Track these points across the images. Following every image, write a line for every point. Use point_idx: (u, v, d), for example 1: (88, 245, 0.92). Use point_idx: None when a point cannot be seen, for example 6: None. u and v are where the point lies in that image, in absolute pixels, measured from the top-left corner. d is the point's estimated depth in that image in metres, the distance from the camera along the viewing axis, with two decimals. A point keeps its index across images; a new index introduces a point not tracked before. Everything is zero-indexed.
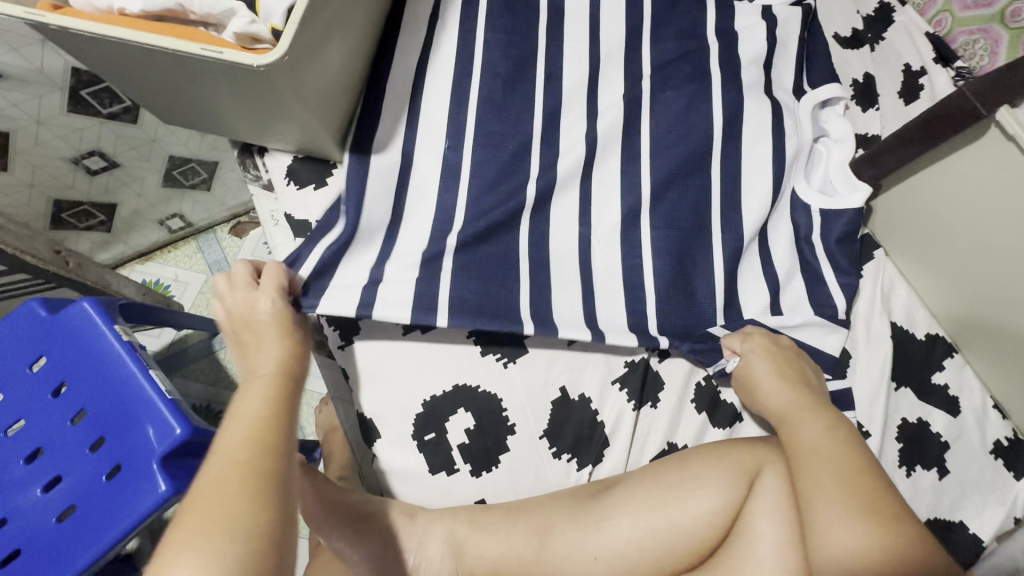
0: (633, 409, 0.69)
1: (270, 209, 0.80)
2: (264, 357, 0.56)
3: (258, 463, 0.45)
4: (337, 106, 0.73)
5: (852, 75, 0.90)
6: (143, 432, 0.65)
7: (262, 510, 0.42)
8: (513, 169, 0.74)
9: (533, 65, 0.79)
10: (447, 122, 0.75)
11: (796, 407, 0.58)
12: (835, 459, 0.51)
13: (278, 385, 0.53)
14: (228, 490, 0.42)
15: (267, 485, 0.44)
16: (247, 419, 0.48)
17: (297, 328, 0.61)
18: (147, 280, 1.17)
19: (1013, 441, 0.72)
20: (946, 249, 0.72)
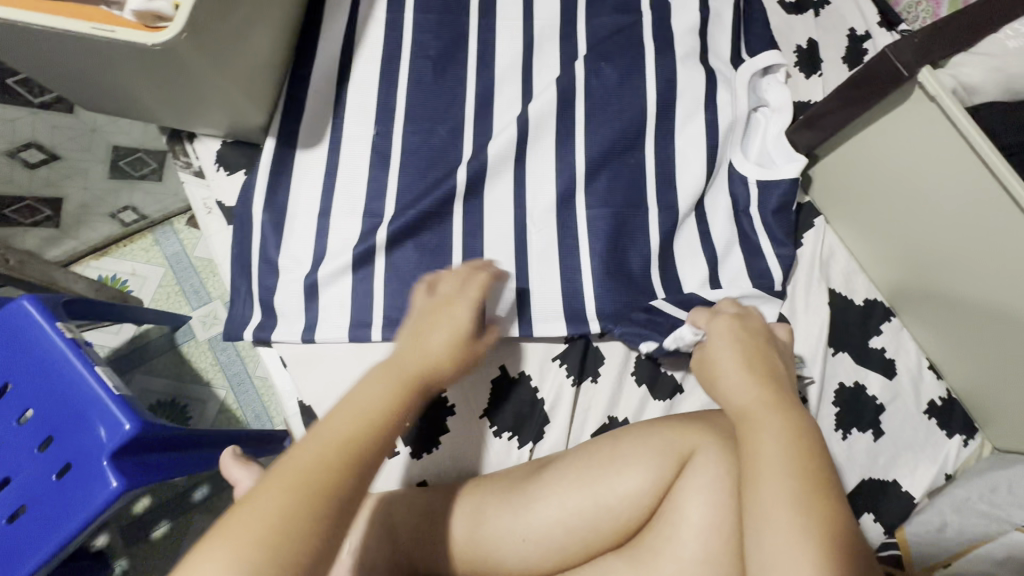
0: (572, 384, 0.69)
1: (202, 196, 0.77)
2: (420, 356, 0.48)
3: (334, 482, 0.37)
4: (260, 86, 0.70)
5: (796, 41, 0.88)
6: (90, 430, 0.65)
7: (304, 548, 0.34)
8: (445, 153, 0.76)
9: (465, 46, 0.81)
10: (376, 106, 0.77)
11: (760, 407, 0.48)
12: (789, 478, 0.42)
13: (405, 387, 0.45)
14: (289, 499, 0.35)
15: (325, 519, 0.36)
16: (355, 419, 0.41)
17: (466, 355, 0.52)
18: (102, 276, 1.11)
19: (945, 400, 0.74)
20: (884, 213, 0.72)
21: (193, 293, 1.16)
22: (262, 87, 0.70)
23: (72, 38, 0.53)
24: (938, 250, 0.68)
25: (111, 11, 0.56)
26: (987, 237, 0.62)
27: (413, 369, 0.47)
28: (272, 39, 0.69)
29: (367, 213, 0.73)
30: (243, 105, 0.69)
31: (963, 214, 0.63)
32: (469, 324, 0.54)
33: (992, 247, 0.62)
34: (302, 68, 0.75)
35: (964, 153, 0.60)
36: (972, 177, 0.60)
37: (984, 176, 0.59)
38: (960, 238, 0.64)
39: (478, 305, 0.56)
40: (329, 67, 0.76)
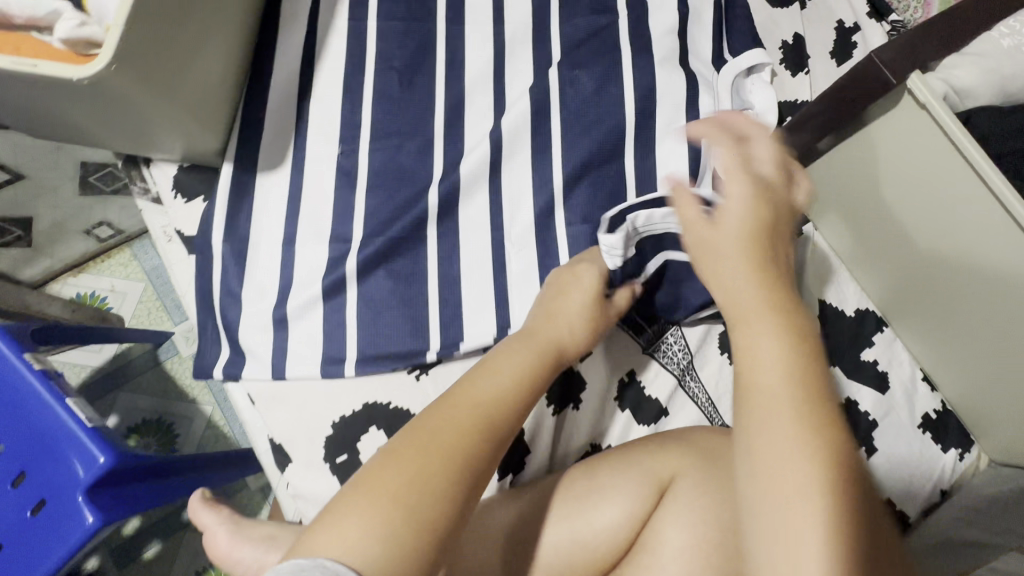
0: (553, 413, 0.66)
1: (162, 223, 0.73)
2: (557, 328, 0.58)
3: (481, 433, 0.45)
4: (211, 109, 0.66)
5: (781, 37, 0.84)
6: (64, 464, 0.62)
7: (454, 492, 0.41)
8: (415, 170, 0.72)
9: (433, 55, 0.77)
10: (340, 123, 0.73)
11: (760, 309, 0.39)
12: (791, 404, 0.36)
13: (541, 358, 0.54)
14: (443, 451, 0.43)
15: (471, 466, 0.43)
16: (498, 384, 0.49)
17: (598, 323, 0.61)
18: (81, 294, 1.08)
19: (941, 413, 0.71)
20: (870, 224, 0.69)
21: (175, 308, 1.12)
22: (214, 111, 0.66)
23: None
24: (927, 264, 0.65)
25: (39, 38, 0.52)
26: (975, 254, 0.59)
27: (550, 339, 0.56)
28: (223, 60, 0.65)
29: (334, 237, 0.69)
30: (194, 131, 0.65)
31: (953, 226, 0.60)
32: (599, 295, 0.61)
33: (981, 264, 0.59)
34: (259, 85, 0.71)
35: (952, 166, 0.56)
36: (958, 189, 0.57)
37: (973, 191, 0.56)
38: (952, 250, 0.61)
39: (604, 273, 0.63)
40: (289, 84, 0.72)
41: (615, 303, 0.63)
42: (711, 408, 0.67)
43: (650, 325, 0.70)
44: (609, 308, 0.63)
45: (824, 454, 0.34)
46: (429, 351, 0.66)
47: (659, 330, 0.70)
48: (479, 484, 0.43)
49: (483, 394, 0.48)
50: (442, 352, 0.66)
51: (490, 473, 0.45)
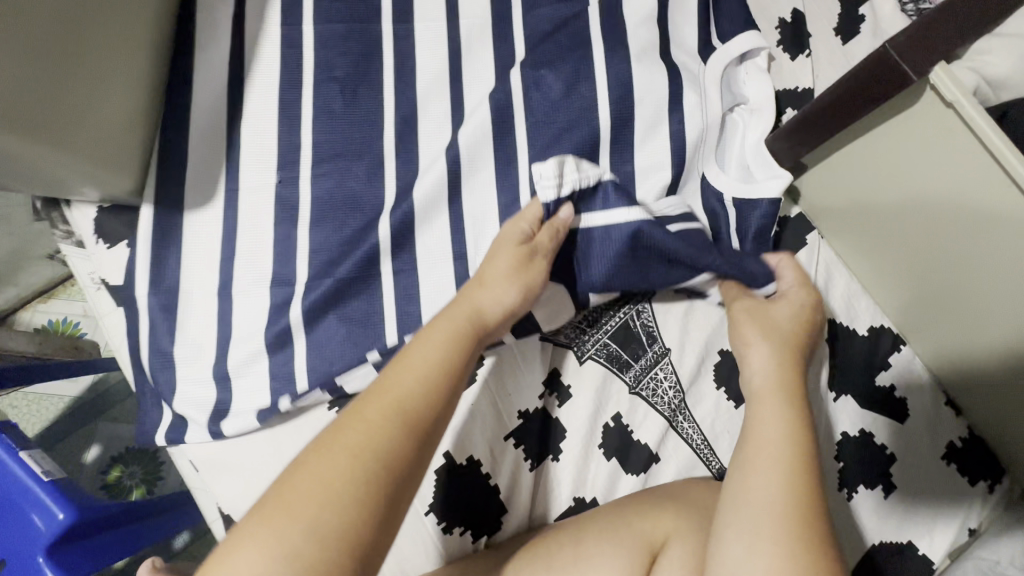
0: (531, 468, 0.59)
1: (88, 270, 0.65)
2: (477, 295, 0.52)
3: (382, 445, 0.41)
4: (115, 147, 0.58)
5: (778, 14, 0.74)
6: (23, 521, 0.59)
7: (352, 517, 0.38)
8: (364, 196, 0.64)
9: (379, 61, 0.68)
10: (277, 147, 0.64)
11: (779, 391, 0.53)
12: (781, 477, 0.48)
13: (457, 339, 0.49)
14: (341, 470, 0.40)
15: (371, 484, 0.40)
16: (409, 383, 0.45)
17: (529, 282, 0.53)
18: (53, 321, 0.98)
19: (966, 442, 0.64)
20: (860, 233, 0.63)
21: None
22: (122, 149, 0.59)
23: None
24: (946, 277, 0.57)
25: None
26: (1005, 268, 0.51)
27: (468, 314, 0.50)
28: (123, 89, 0.57)
29: (275, 281, 0.62)
30: (97, 171, 0.57)
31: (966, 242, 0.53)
32: (529, 254, 0.54)
33: (1011, 279, 0.51)
34: (178, 112, 0.62)
35: (977, 172, 0.48)
36: (980, 199, 0.49)
37: (998, 202, 0.48)
38: (970, 269, 0.54)
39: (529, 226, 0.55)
40: (216, 107, 0.64)
41: (539, 243, 0.54)
42: (706, 451, 0.61)
43: (637, 360, 0.62)
44: (539, 255, 0.54)
45: (796, 527, 0.45)
46: (370, 360, 0.60)
47: (649, 365, 0.62)
48: (392, 490, 0.41)
49: (395, 391, 0.44)
50: None
51: (402, 485, 0.41)
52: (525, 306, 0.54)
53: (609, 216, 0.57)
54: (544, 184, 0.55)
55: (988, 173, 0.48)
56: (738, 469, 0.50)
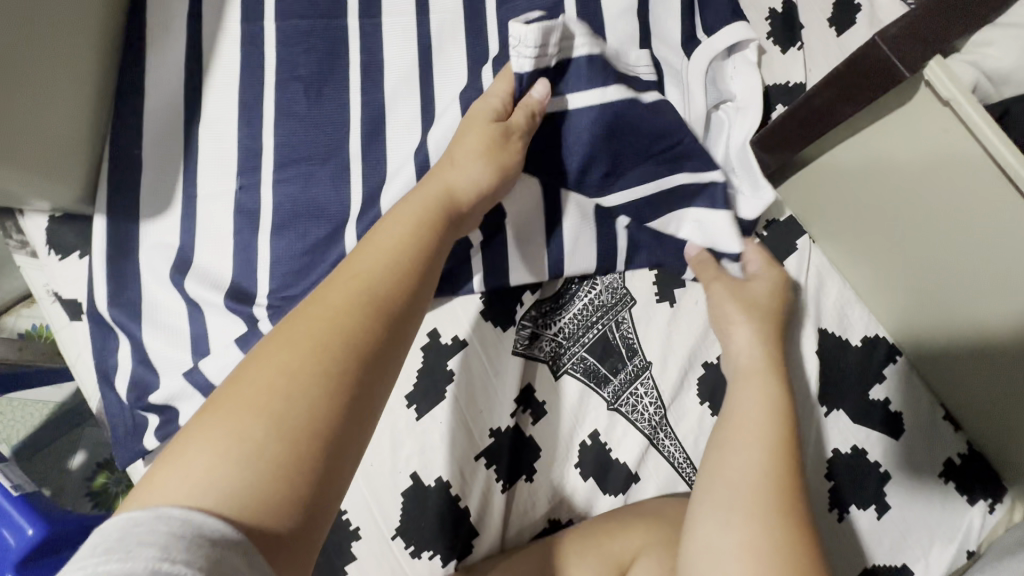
0: (503, 489, 0.56)
1: (41, 281, 0.62)
2: (447, 176, 0.49)
3: (345, 327, 0.39)
4: (57, 154, 0.55)
5: (769, 4, 0.70)
6: None
7: (316, 397, 0.36)
8: (328, 202, 0.60)
9: (345, 59, 0.64)
10: (237, 152, 0.61)
11: (766, 369, 0.53)
12: (755, 451, 0.48)
13: (427, 224, 0.46)
14: (300, 355, 0.38)
15: (334, 367, 0.38)
16: (372, 267, 0.43)
17: (503, 165, 0.51)
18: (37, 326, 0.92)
19: (965, 458, 0.60)
20: (847, 232, 0.59)
21: None
22: (64, 156, 0.56)
23: None
24: (941, 279, 0.53)
25: None
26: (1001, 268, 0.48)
27: (437, 198, 0.48)
28: (63, 93, 0.54)
29: (235, 292, 0.58)
30: (39, 180, 0.55)
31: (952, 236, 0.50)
32: (502, 133, 0.50)
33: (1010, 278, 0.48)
34: (130, 115, 0.59)
35: (967, 166, 0.45)
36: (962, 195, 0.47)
37: (1000, 200, 0.44)
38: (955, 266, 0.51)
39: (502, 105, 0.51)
40: (171, 110, 0.60)
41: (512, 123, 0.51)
42: (688, 469, 0.58)
43: (615, 375, 0.58)
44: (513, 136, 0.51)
45: (775, 501, 0.46)
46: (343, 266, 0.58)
47: (628, 380, 0.58)
48: (358, 371, 0.38)
49: (359, 283, 0.42)
50: None
51: (371, 366, 0.39)
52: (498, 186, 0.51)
53: (584, 97, 0.53)
54: (518, 60, 0.50)
55: (978, 169, 0.44)
56: (714, 448, 0.50)
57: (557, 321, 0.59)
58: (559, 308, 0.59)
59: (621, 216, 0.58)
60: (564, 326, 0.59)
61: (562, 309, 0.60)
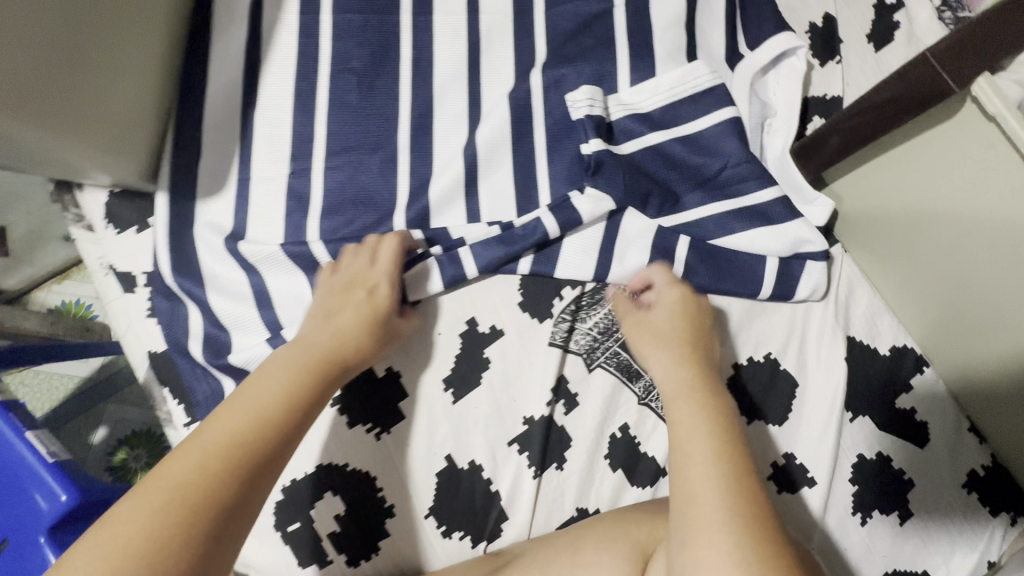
0: (534, 475, 0.57)
1: (96, 255, 0.65)
2: (326, 339, 0.52)
3: (220, 482, 0.39)
4: (127, 131, 0.57)
5: (809, 18, 0.72)
6: (29, 503, 0.58)
7: (181, 554, 0.36)
8: (377, 190, 0.62)
9: (396, 53, 0.66)
10: (291, 138, 0.63)
11: (691, 388, 0.51)
12: (712, 453, 0.45)
13: (311, 379, 0.48)
14: (168, 507, 0.37)
15: (203, 521, 0.37)
16: (253, 410, 0.44)
17: (382, 337, 0.55)
18: (66, 302, 0.96)
19: (989, 469, 0.60)
20: (884, 240, 0.62)
21: None
22: (131, 134, 0.58)
23: None
24: (959, 287, 0.57)
25: None
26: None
27: (325, 357, 0.50)
28: (132, 73, 0.56)
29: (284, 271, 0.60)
30: (105, 156, 0.56)
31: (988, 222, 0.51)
32: (387, 309, 0.56)
33: None
34: (193, 98, 0.62)
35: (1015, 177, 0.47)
36: (994, 179, 0.49)
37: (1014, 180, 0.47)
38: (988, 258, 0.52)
39: (395, 284, 0.57)
40: (229, 95, 0.63)
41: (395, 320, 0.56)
42: None
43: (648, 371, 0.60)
44: (395, 322, 0.56)
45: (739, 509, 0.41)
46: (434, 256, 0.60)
47: None
48: (230, 517, 0.39)
49: (234, 427, 0.42)
50: (414, 393, 0.58)
51: (243, 517, 0.40)
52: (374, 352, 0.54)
53: (635, 143, 0.62)
54: (577, 109, 0.61)
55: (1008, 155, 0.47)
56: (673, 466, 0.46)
57: (591, 316, 0.61)
58: (594, 304, 0.61)
59: (683, 238, 0.61)
60: (597, 321, 0.61)
61: (597, 305, 0.62)
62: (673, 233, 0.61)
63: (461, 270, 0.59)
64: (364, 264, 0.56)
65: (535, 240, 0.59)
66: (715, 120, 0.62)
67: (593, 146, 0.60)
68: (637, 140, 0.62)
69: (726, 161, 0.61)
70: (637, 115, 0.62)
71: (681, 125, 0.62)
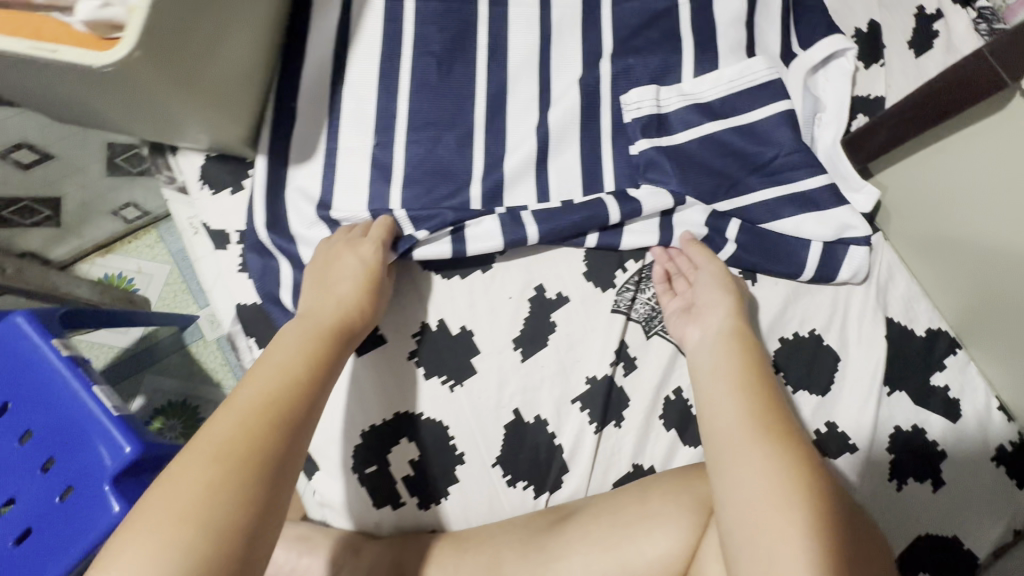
0: (594, 430, 0.62)
1: (189, 216, 0.70)
2: (325, 305, 0.55)
3: (259, 437, 0.43)
4: (239, 97, 0.63)
5: (856, 24, 0.77)
6: (95, 452, 0.60)
7: (240, 500, 0.39)
8: (455, 163, 0.67)
9: (474, 39, 0.71)
10: (376, 113, 0.68)
11: (734, 338, 0.55)
12: (738, 393, 0.50)
13: (323, 341, 0.52)
14: (217, 464, 0.40)
15: (253, 470, 0.41)
16: (276, 371, 0.48)
17: (378, 294, 0.59)
18: (109, 275, 1.01)
19: (1017, 446, 0.64)
20: (926, 228, 0.66)
21: (199, 290, 1.03)
22: (241, 100, 0.63)
23: (25, 61, 0.45)
24: (995, 273, 0.61)
25: (62, 20, 0.46)
26: None
27: (331, 320, 0.54)
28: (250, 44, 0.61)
29: None
30: (217, 117, 0.61)
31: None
32: (378, 267, 0.60)
33: None
34: (291, 71, 0.67)
35: None
36: None
37: None
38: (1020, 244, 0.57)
39: (384, 246, 0.61)
40: (321, 71, 0.68)
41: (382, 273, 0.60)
42: None
43: None
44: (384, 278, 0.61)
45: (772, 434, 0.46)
46: (497, 215, 0.64)
47: None
48: (275, 465, 0.42)
49: (263, 388, 0.46)
50: (487, 351, 0.63)
51: (289, 465, 0.43)
52: (373, 306, 0.58)
53: (691, 132, 0.67)
54: (632, 107, 0.67)
55: None
56: (706, 403, 0.51)
57: (650, 288, 0.66)
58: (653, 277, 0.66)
59: (734, 219, 0.66)
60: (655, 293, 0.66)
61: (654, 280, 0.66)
62: (727, 217, 0.66)
63: (523, 233, 0.63)
64: (353, 236, 0.61)
65: (595, 215, 0.63)
66: (773, 111, 0.66)
67: (640, 146, 0.67)
68: (690, 130, 0.67)
69: (779, 150, 0.66)
70: (699, 103, 0.67)
71: (740, 113, 0.67)
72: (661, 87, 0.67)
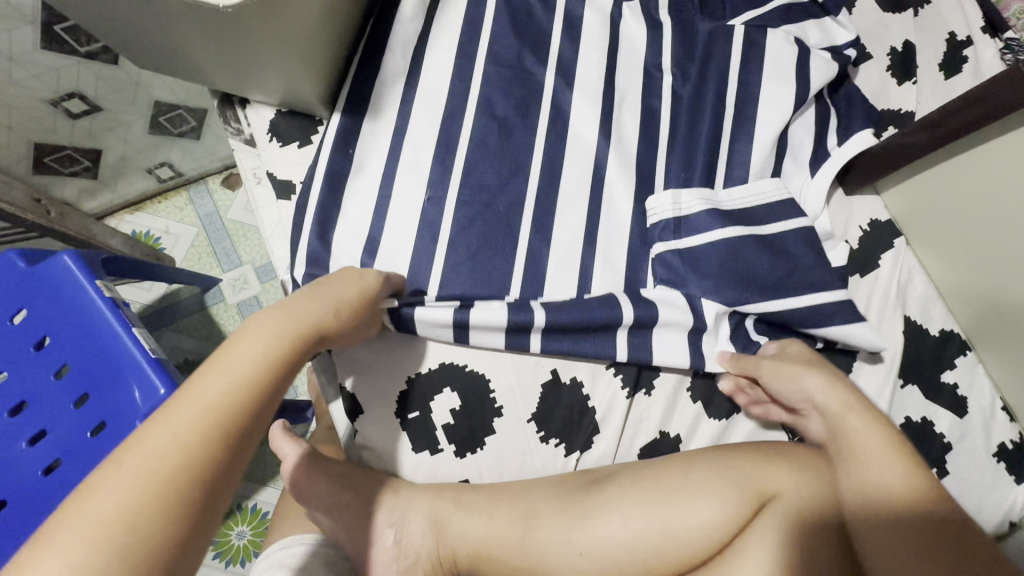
0: (626, 396, 0.66)
1: (252, 165, 0.74)
2: (306, 314, 0.54)
3: (200, 453, 0.41)
4: (323, 61, 0.67)
5: (890, 43, 0.82)
6: (129, 393, 0.62)
7: (161, 521, 0.37)
8: (517, 142, 0.72)
9: (543, 33, 0.77)
10: (448, 90, 0.73)
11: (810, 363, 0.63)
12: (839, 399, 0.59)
13: (288, 351, 0.50)
14: (147, 479, 0.38)
15: (185, 492, 0.39)
16: (232, 378, 0.46)
17: (362, 318, 0.59)
18: (136, 232, 1.04)
19: (1017, 445, 0.69)
20: (948, 234, 0.71)
21: (225, 255, 1.06)
22: (324, 64, 0.68)
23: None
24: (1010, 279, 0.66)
25: None
26: None
27: (306, 332, 0.53)
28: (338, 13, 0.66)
29: (429, 198, 0.69)
30: (302, 79, 0.66)
31: None
32: (373, 294, 0.60)
33: None
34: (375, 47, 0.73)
35: None
36: None
37: None
38: None
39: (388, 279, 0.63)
40: (403, 48, 0.74)
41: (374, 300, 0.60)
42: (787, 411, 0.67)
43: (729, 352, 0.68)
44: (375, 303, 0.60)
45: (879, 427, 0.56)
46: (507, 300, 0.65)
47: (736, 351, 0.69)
48: (210, 487, 0.40)
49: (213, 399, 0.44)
50: None
51: (222, 488, 0.41)
52: (352, 331, 0.58)
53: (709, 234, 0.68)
54: (658, 210, 0.70)
55: None
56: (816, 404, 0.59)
57: None
58: None
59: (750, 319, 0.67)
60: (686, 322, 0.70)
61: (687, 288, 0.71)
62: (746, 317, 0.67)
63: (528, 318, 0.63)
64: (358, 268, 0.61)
65: (609, 315, 0.64)
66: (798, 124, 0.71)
67: (657, 250, 0.69)
68: (706, 233, 0.68)
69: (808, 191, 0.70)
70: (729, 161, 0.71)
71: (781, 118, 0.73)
72: (681, 192, 0.70)
